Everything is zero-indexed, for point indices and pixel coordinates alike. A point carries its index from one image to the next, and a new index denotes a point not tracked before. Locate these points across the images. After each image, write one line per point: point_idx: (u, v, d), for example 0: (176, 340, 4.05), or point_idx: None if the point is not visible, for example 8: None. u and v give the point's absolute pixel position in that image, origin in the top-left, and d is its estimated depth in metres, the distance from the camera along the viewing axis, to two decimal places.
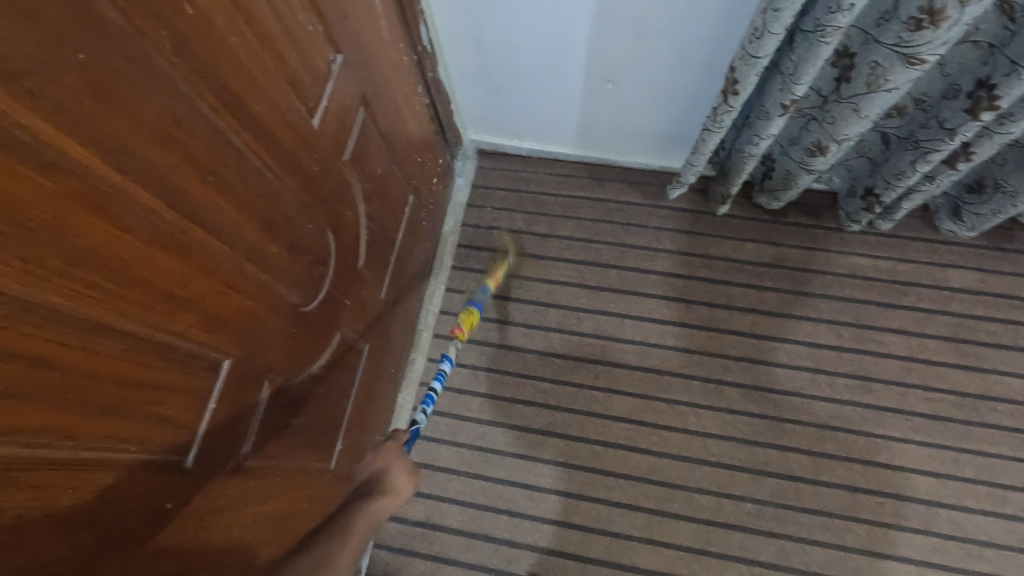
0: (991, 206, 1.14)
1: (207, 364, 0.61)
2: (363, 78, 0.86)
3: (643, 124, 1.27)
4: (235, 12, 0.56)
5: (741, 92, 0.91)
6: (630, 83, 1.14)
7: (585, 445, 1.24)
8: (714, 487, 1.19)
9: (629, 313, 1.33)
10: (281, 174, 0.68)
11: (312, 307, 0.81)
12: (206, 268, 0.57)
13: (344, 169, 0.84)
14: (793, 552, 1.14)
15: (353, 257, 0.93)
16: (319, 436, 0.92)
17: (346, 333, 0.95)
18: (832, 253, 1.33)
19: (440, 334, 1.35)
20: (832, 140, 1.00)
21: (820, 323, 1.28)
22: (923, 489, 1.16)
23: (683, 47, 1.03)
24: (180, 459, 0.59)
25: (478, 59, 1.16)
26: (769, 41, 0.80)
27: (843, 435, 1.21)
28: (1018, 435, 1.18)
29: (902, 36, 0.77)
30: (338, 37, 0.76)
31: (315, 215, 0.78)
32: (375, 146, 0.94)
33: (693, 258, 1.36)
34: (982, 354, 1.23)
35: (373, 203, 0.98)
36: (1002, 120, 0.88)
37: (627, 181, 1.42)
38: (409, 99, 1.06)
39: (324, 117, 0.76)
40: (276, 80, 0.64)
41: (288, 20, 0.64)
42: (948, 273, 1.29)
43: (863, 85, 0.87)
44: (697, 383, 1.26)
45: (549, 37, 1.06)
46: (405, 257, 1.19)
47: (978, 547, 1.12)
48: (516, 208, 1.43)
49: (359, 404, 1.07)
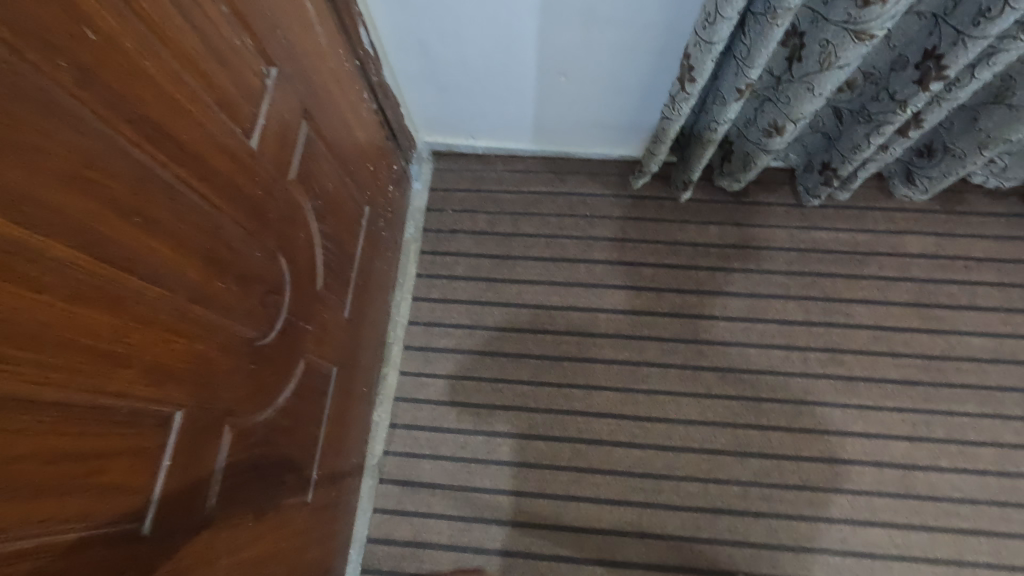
0: (942, 168, 1.14)
1: (157, 419, 0.56)
2: (303, 91, 0.81)
3: (598, 115, 1.24)
4: (147, 33, 0.50)
5: (698, 79, 0.90)
6: (584, 76, 1.11)
7: (568, 444, 1.22)
8: (699, 473, 1.19)
9: (601, 306, 1.31)
10: (221, 204, 0.63)
11: (269, 340, 0.76)
12: (143, 317, 0.52)
13: (291, 189, 0.79)
14: (782, 530, 1.15)
15: (310, 279, 0.88)
16: (290, 470, 0.88)
17: (310, 359, 0.90)
18: (794, 230, 1.34)
19: (411, 345, 1.31)
20: (788, 120, 1.00)
21: (789, 300, 1.29)
22: (899, 454, 1.19)
23: (633, 36, 1.01)
24: (137, 526, 0.55)
25: (424, 60, 1.11)
26: (723, 25, 0.78)
27: (818, 409, 1.22)
28: (983, 391, 1.21)
29: (851, 13, 0.77)
30: (270, 51, 0.71)
31: (263, 242, 0.73)
32: (323, 160, 0.89)
33: (659, 245, 1.35)
34: (944, 317, 1.27)
35: (328, 219, 0.93)
36: (950, 87, 0.88)
37: (587, 172, 1.40)
38: (355, 106, 1.01)
39: (263, 136, 0.71)
40: (205, 104, 0.59)
41: (212, 36, 0.59)
42: (906, 240, 1.32)
43: (816, 64, 0.87)
44: (675, 371, 1.26)
45: (495, 32, 1.02)
46: (367, 272, 1.15)
47: (954, 504, 1.15)
48: (478, 208, 1.40)
49: (332, 429, 1.03)
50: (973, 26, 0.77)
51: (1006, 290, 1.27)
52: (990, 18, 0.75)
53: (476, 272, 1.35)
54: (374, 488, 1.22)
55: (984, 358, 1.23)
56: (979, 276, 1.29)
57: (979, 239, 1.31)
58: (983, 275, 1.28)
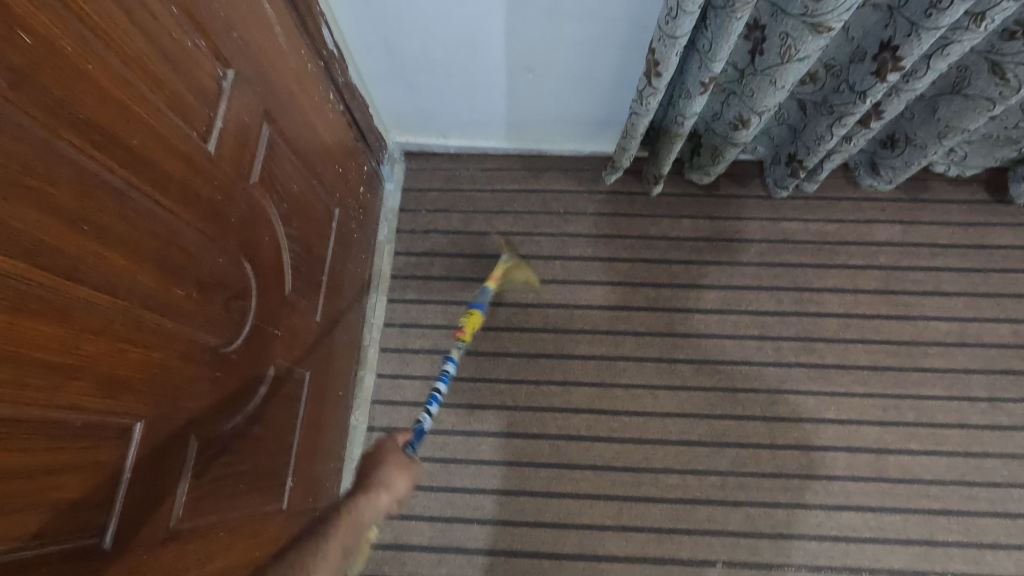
0: (904, 158, 1.15)
1: (115, 431, 0.55)
2: (262, 92, 0.79)
3: (569, 111, 1.24)
4: (90, 36, 0.49)
5: (663, 74, 0.90)
6: (552, 71, 1.11)
7: (547, 441, 1.22)
8: (677, 465, 1.20)
9: (577, 302, 1.32)
10: (177, 209, 0.62)
11: (235, 347, 0.75)
12: (94, 327, 0.51)
13: (253, 193, 0.78)
14: (759, 517, 1.17)
15: (277, 283, 0.87)
16: (263, 478, 0.86)
17: (280, 365, 0.89)
18: (764, 221, 1.36)
19: (387, 347, 1.30)
20: (753, 113, 1.00)
21: (761, 291, 1.31)
22: (870, 438, 1.21)
23: (598, 31, 1.01)
24: (97, 541, 0.53)
25: (390, 59, 1.10)
26: (684, 20, 0.79)
27: (792, 397, 1.24)
28: (950, 374, 1.24)
29: (808, 6, 0.78)
30: (225, 52, 0.69)
31: (224, 246, 0.71)
32: (287, 162, 0.88)
33: (632, 240, 1.36)
34: (911, 303, 1.29)
35: (294, 222, 0.91)
36: (907, 79, 0.89)
37: (560, 168, 1.40)
38: (320, 107, 1.00)
39: (220, 139, 0.69)
40: (155, 108, 0.58)
41: (161, 38, 0.58)
42: (873, 228, 1.34)
43: (777, 57, 0.88)
44: (651, 364, 1.27)
45: (461, 30, 1.02)
46: (338, 274, 1.13)
47: (925, 486, 1.18)
48: (452, 208, 1.39)
49: (306, 435, 1.02)
50: (925, 18, 0.78)
51: (969, 275, 1.30)
52: (941, 9, 0.76)
53: (451, 271, 1.35)
54: None
55: (950, 341, 1.26)
56: (944, 262, 1.32)
57: (942, 225, 1.34)
58: (947, 260, 1.32)
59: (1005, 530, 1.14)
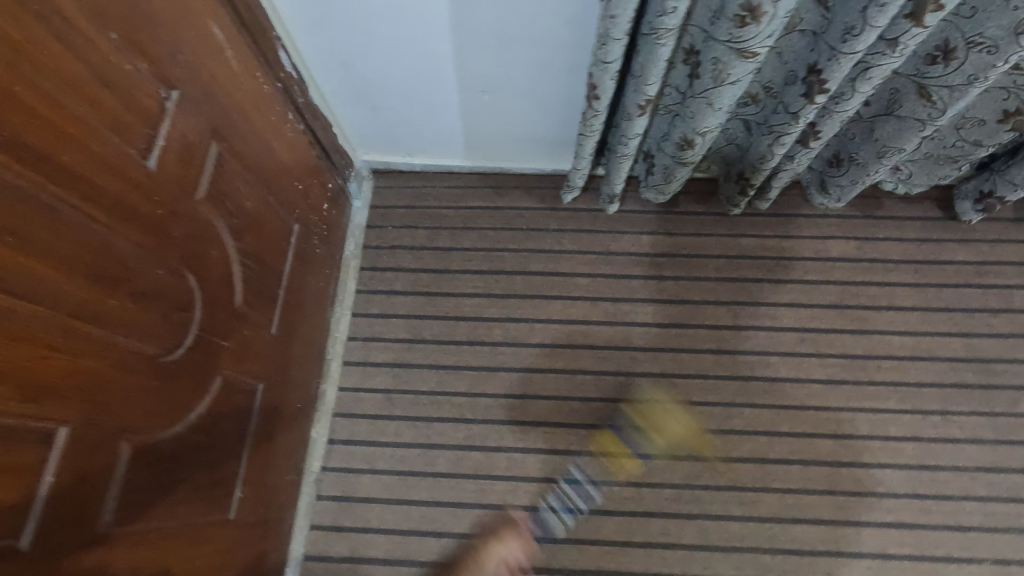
0: (850, 176, 1.17)
1: (37, 435, 0.57)
2: (210, 112, 0.83)
3: (527, 131, 1.28)
4: (20, 62, 0.53)
5: (601, 97, 0.92)
6: (505, 93, 1.15)
7: (505, 454, 1.24)
8: (633, 478, 1.22)
9: (537, 316, 1.34)
10: (112, 222, 0.65)
11: (175, 357, 0.77)
12: (18, 334, 0.54)
13: (199, 208, 0.81)
14: (712, 530, 1.18)
15: (225, 296, 0.89)
16: (207, 488, 0.88)
17: (227, 376, 0.91)
18: (722, 237, 1.38)
19: (349, 361, 1.32)
20: (696, 134, 1.03)
21: (719, 306, 1.33)
22: (825, 451, 1.22)
23: (546, 55, 1.05)
24: (13, 542, 0.55)
25: (350, 81, 1.14)
26: (614, 47, 0.82)
27: (747, 410, 1.25)
28: (903, 388, 1.26)
29: (732, 33, 0.81)
30: (168, 74, 0.73)
31: (165, 259, 0.74)
32: (237, 179, 0.91)
33: (593, 255, 1.38)
34: (865, 318, 1.31)
35: (246, 237, 0.94)
36: (837, 100, 0.93)
37: (523, 186, 1.43)
38: (277, 127, 1.03)
39: (162, 157, 0.72)
40: (91, 127, 0.61)
41: (97, 63, 0.61)
42: (829, 244, 1.37)
43: (710, 80, 0.91)
44: (609, 378, 1.29)
45: (413, 52, 1.06)
46: (297, 289, 1.16)
47: (878, 499, 1.19)
48: (417, 224, 1.42)
49: (258, 446, 1.03)
50: (842, 43, 0.81)
51: (922, 290, 1.32)
52: (855, 36, 0.79)
53: (415, 286, 1.37)
54: (311, 505, 1.21)
55: (904, 355, 1.28)
56: (898, 277, 1.33)
57: (897, 241, 1.36)
58: (901, 276, 1.34)
59: (956, 543, 1.15)
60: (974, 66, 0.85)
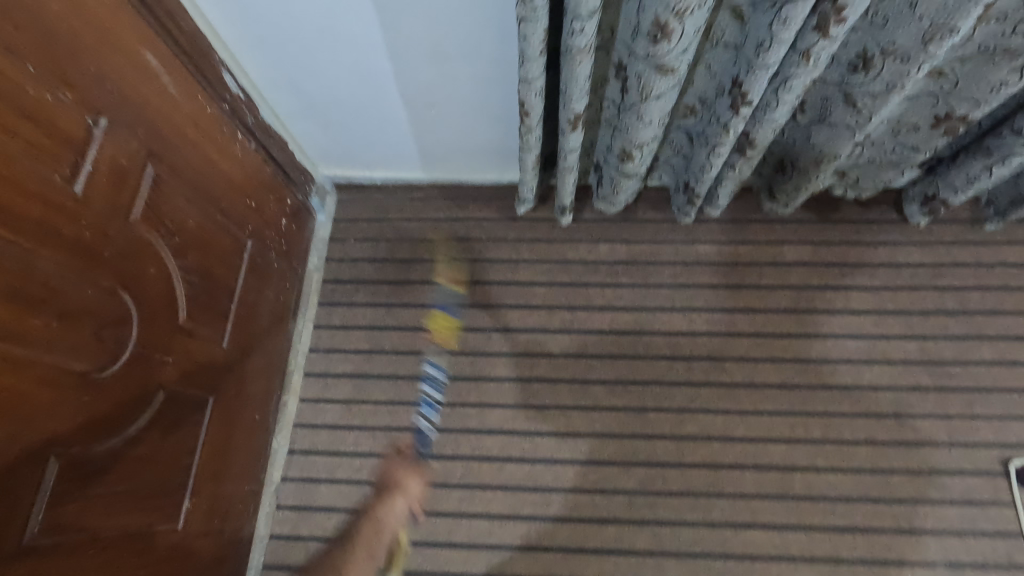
0: (794, 183, 1.17)
1: None
2: (146, 136, 0.86)
3: (479, 143, 1.30)
4: None
5: (531, 114, 0.94)
6: (451, 108, 1.18)
7: (461, 462, 1.26)
8: (587, 484, 1.23)
9: (495, 325, 1.36)
10: (34, 246, 0.68)
11: (108, 373, 0.80)
12: None
13: (134, 229, 0.84)
14: (665, 536, 1.19)
15: (166, 313, 0.92)
16: (148, 500, 0.90)
17: (171, 390, 0.93)
18: (679, 244, 1.39)
19: (310, 372, 1.34)
20: (633, 146, 1.04)
21: (674, 312, 1.34)
22: (778, 456, 1.23)
23: (484, 71, 1.07)
24: None
25: (300, 100, 1.17)
26: (532, 66, 0.84)
27: (701, 416, 1.26)
28: (858, 392, 1.26)
29: (648, 49, 0.82)
30: (95, 102, 0.76)
31: (96, 279, 0.77)
32: (178, 199, 0.94)
33: (550, 264, 1.40)
34: (820, 321, 1.32)
35: (189, 254, 0.97)
36: (764, 110, 0.93)
37: (482, 198, 1.45)
38: (225, 147, 1.06)
39: (89, 181, 0.76)
40: (7, 155, 0.65)
41: (13, 95, 0.65)
42: (785, 249, 1.37)
43: (636, 95, 0.92)
44: (565, 386, 1.30)
45: (356, 70, 1.09)
46: (252, 303, 1.18)
47: (831, 503, 1.19)
48: (379, 236, 1.45)
49: (209, 458, 1.06)
50: (756, 57, 0.82)
51: (878, 293, 1.33)
52: (766, 50, 0.80)
53: (375, 298, 1.40)
54: (271, 515, 1.24)
55: (859, 359, 1.28)
56: (854, 281, 1.34)
57: (853, 245, 1.36)
58: (857, 280, 1.34)
59: (909, 547, 1.16)
60: (891, 74, 0.86)
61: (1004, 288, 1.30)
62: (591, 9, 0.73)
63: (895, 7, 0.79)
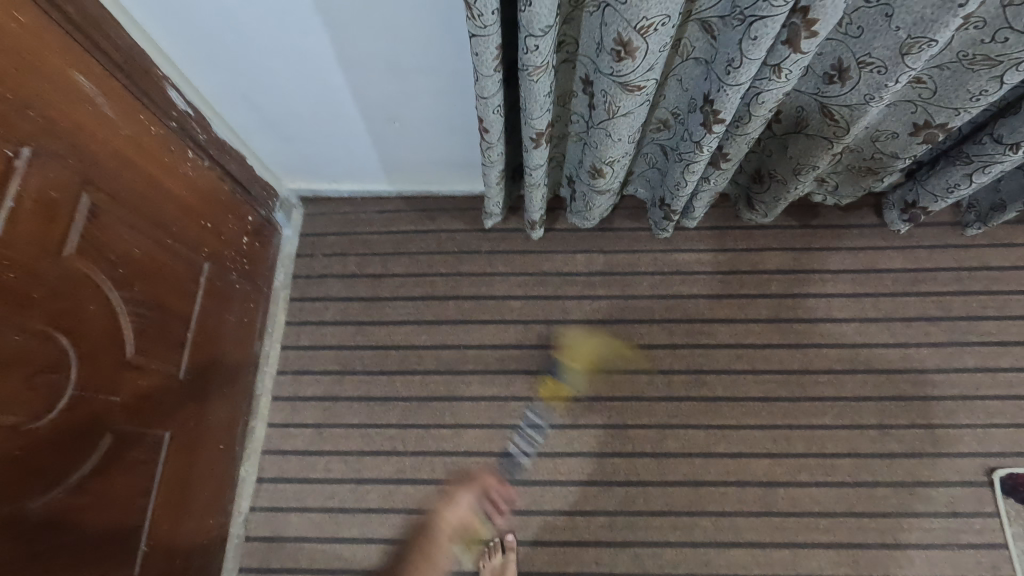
0: (773, 193, 1.14)
1: None
2: (83, 167, 0.80)
3: (448, 154, 1.26)
4: None
5: (492, 131, 0.89)
6: (415, 120, 1.13)
7: (436, 486, 1.22)
8: (566, 506, 1.20)
9: (470, 342, 1.32)
10: None
11: (44, 422, 0.75)
12: None
13: (69, 265, 0.79)
14: (646, 557, 1.16)
15: (113, 350, 0.87)
16: (98, 548, 0.86)
17: (121, 431, 0.89)
18: (657, 253, 1.36)
19: (279, 396, 1.29)
20: (603, 162, 1.00)
21: (653, 324, 1.31)
22: (761, 472, 1.20)
23: (448, 83, 1.03)
24: None
25: (258, 114, 1.11)
26: (489, 83, 0.79)
27: (683, 431, 1.23)
28: (841, 403, 1.23)
29: (612, 67, 0.78)
30: (18, 133, 0.70)
31: (24, 323, 0.72)
32: (122, 229, 0.88)
33: (525, 277, 1.35)
34: (802, 330, 1.29)
35: (138, 285, 0.92)
36: (737, 124, 0.89)
37: (454, 209, 1.41)
38: (178, 170, 1.00)
39: (11, 218, 0.70)
40: None
41: None
42: (765, 256, 1.34)
43: (604, 112, 0.88)
44: (543, 404, 1.26)
45: (315, 84, 1.03)
46: (212, 330, 1.13)
47: (815, 518, 1.17)
48: (347, 251, 1.39)
49: (168, 495, 1.01)
50: (725, 74, 0.78)
51: (860, 300, 1.30)
52: (736, 68, 0.76)
53: (345, 315, 1.35)
54: (240, 547, 1.19)
55: (841, 368, 1.26)
56: (835, 288, 1.31)
57: (835, 251, 1.33)
58: (838, 286, 1.31)
59: (893, 562, 1.13)
60: (868, 86, 0.83)
61: (985, 293, 1.28)
62: (546, 26, 0.69)
63: (870, 17, 0.76)
